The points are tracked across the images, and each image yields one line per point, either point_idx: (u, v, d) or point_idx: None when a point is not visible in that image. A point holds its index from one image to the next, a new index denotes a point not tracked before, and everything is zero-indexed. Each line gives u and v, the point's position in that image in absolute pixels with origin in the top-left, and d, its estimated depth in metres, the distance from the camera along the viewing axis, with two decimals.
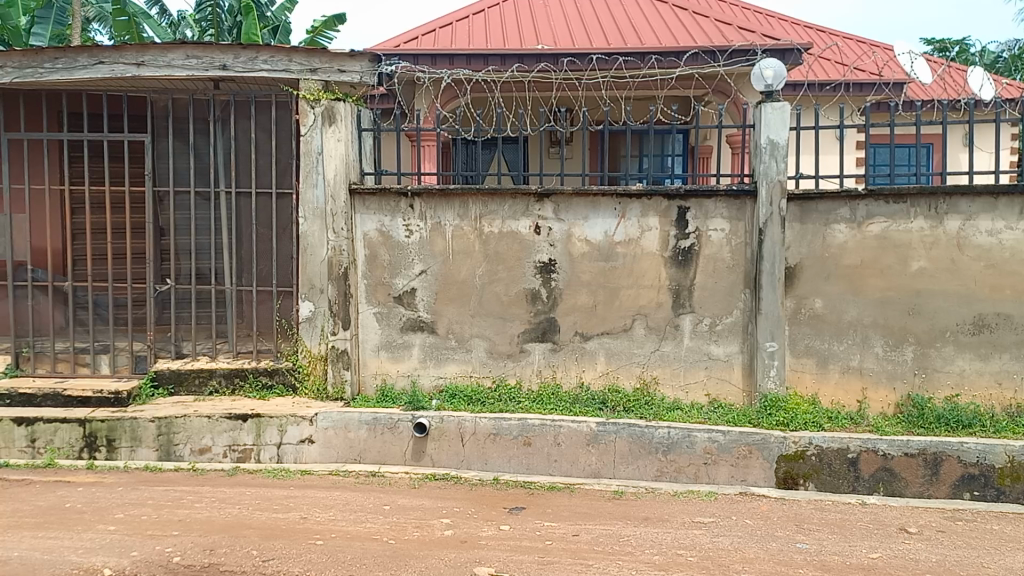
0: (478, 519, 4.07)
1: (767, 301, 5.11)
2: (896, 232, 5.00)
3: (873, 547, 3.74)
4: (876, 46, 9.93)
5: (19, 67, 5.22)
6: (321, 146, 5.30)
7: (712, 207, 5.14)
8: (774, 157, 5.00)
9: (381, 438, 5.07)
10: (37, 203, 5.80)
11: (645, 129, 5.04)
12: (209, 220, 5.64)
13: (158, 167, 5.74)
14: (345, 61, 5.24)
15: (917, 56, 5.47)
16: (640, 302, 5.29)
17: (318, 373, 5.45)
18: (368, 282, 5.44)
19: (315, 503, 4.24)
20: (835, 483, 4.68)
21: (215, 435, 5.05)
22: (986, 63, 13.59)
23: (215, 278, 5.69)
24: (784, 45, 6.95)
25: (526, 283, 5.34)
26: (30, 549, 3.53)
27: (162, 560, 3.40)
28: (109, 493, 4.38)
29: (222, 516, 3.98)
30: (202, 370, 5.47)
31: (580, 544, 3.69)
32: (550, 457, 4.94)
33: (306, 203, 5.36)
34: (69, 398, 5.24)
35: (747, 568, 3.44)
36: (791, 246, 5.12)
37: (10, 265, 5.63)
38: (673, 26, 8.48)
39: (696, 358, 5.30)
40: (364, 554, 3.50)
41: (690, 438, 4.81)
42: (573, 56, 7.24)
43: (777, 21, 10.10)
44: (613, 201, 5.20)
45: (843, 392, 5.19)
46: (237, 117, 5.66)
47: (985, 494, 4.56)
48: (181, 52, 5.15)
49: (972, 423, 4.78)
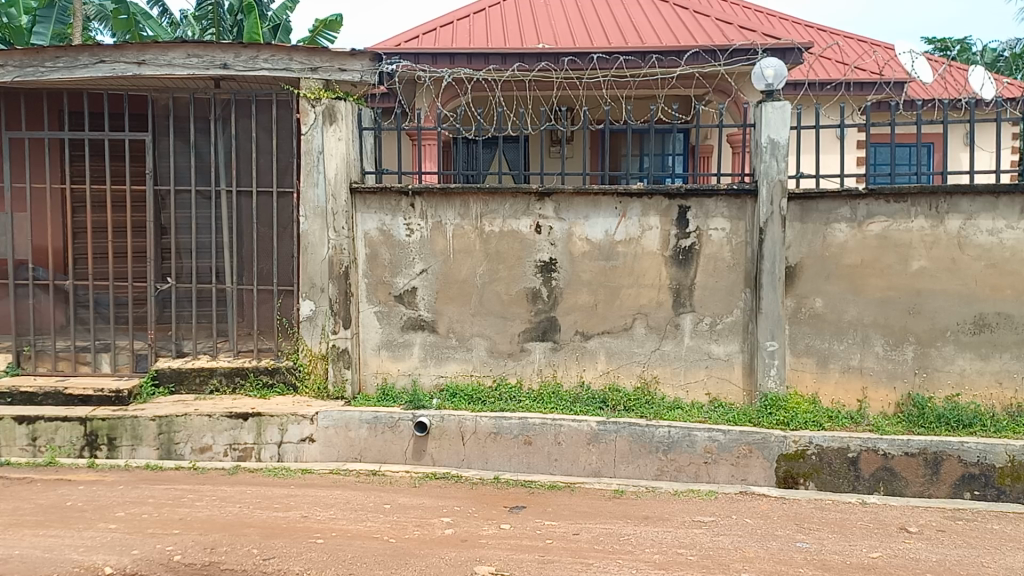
0: (478, 518, 4.07)
1: (767, 301, 5.11)
2: (897, 232, 5.00)
3: (873, 546, 3.74)
4: (877, 45, 9.93)
5: (20, 67, 5.22)
6: (322, 145, 5.31)
7: (713, 206, 5.14)
8: (775, 156, 5.00)
9: (382, 437, 5.07)
10: (38, 202, 5.82)
11: (646, 128, 5.03)
12: (211, 219, 5.66)
13: (159, 166, 5.74)
14: (346, 60, 5.24)
15: (918, 55, 5.47)
16: (641, 301, 5.29)
17: (319, 372, 5.46)
18: (369, 281, 5.45)
19: (317, 502, 4.25)
20: (836, 482, 4.68)
21: (216, 434, 5.06)
22: (987, 64, 13.59)
23: (217, 277, 5.71)
24: (786, 44, 6.95)
25: (527, 283, 5.34)
26: (31, 548, 3.54)
27: (163, 558, 3.40)
28: (110, 492, 4.39)
29: (223, 515, 3.99)
30: (202, 369, 5.47)
31: (581, 543, 3.70)
32: (551, 456, 4.94)
33: (307, 201, 5.37)
34: (71, 396, 5.26)
35: (748, 567, 3.44)
36: (792, 245, 5.12)
37: (11, 264, 5.68)
38: (674, 26, 8.48)
39: (696, 357, 5.30)
40: (365, 553, 3.50)
41: (690, 437, 4.81)
42: (575, 56, 7.24)
43: (778, 21, 10.10)
44: (613, 200, 5.20)
45: (843, 391, 5.19)
46: (238, 116, 5.66)
47: (985, 494, 4.56)
48: (182, 51, 5.15)
49: (973, 423, 4.78)
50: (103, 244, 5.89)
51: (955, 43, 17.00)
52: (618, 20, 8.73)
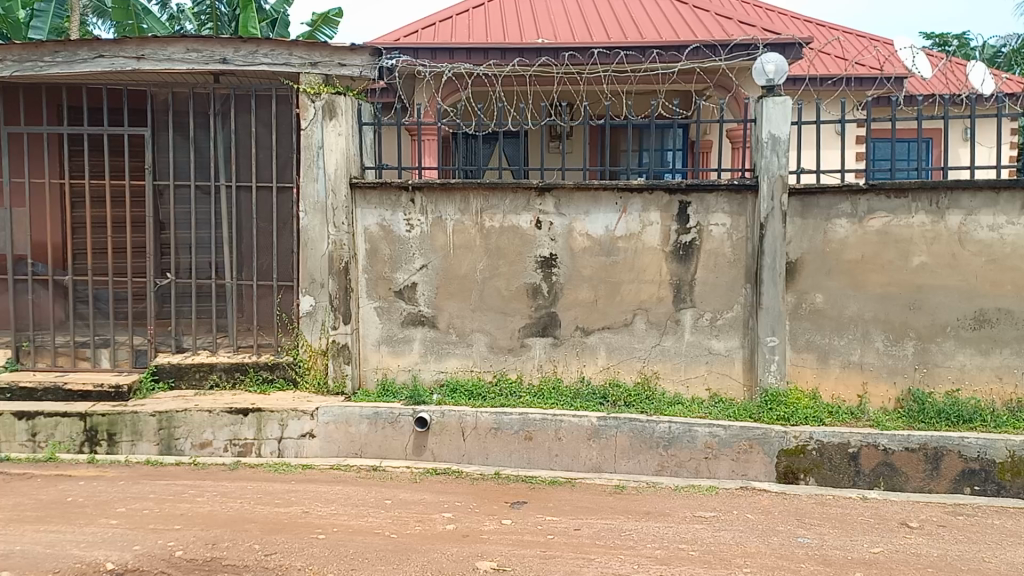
0: (480, 513, 4.07)
1: (768, 296, 5.12)
2: (897, 227, 5.00)
3: (874, 542, 3.74)
4: (876, 40, 9.94)
5: (18, 61, 5.21)
6: (322, 140, 5.28)
7: (714, 201, 5.14)
8: (776, 152, 4.99)
9: (383, 432, 5.07)
10: (37, 197, 5.81)
11: (648, 122, 5.02)
12: (210, 214, 5.65)
13: (159, 161, 5.71)
14: (347, 55, 5.21)
15: (919, 50, 5.40)
16: (641, 297, 5.29)
17: (318, 367, 5.43)
18: (369, 276, 5.44)
19: (317, 497, 4.24)
20: (836, 477, 4.69)
21: (216, 429, 5.06)
22: (987, 58, 13.51)
23: (216, 272, 5.70)
24: (786, 39, 6.94)
25: (527, 278, 5.34)
26: (33, 543, 3.53)
27: (164, 554, 3.40)
28: (111, 487, 4.39)
29: (225, 511, 3.98)
30: (202, 365, 5.46)
31: (582, 538, 3.70)
32: (551, 452, 4.94)
33: (307, 196, 5.33)
34: (71, 391, 5.26)
35: (749, 562, 3.44)
36: (792, 240, 5.11)
37: (11, 260, 5.64)
38: (674, 20, 8.46)
39: (696, 353, 5.30)
40: (367, 548, 3.50)
41: (690, 433, 4.82)
42: (575, 50, 7.22)
43: (777, 16, 10.09)
44: (614, 196, 5.20)
45: (843, 387, 5.19)
46: (237, 111, 5.64)
47: (985, 489, 4.57)
48: (181, 46, 5.13)
49: (974, 419, 4.79)
50: (103, 239, 5.88)
51: (952, 37, 16.88)
52: (616, 14, 8.72)
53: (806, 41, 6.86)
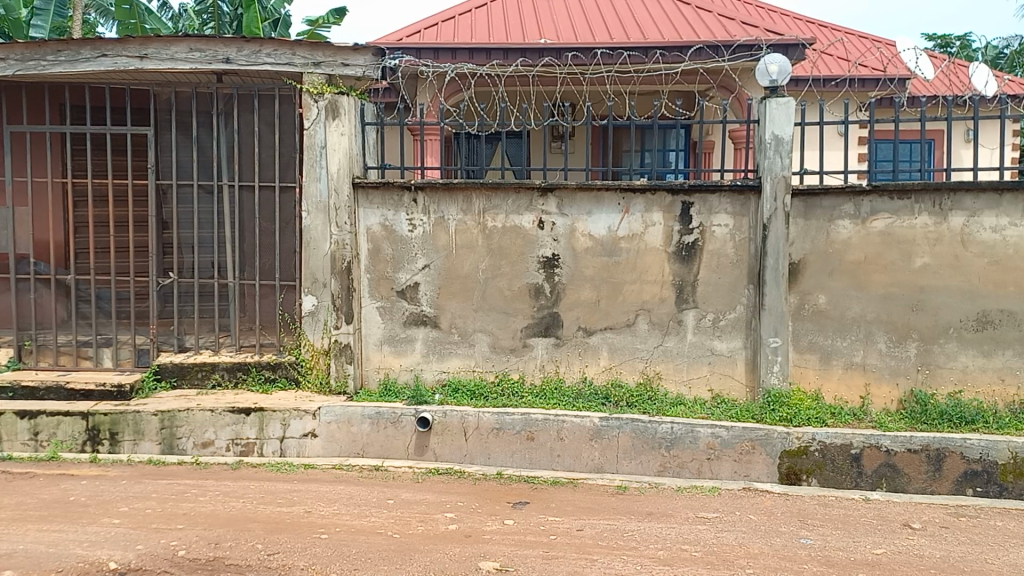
0: (482, 513, 4.07)
1: (771, 296, 5.11)
2: (900, 228, 5.00)
3: (877, 543, 3.74)
4: (879, 41, 9.93)
5: (22, 60, 5.21)
6: (324, 140, 5.28)
7: (717, 202, 5.14)
8: (779, 152, 4.98)
9: (384, 432, 5.07)
10: (39, 196, 5.82)
11: (651, 123, 5.02)
12: (213, 213, 5.66)
13: (160, 160, 5.71)
14: (350, 55, 5.21)
15: (922, 51, 5.36)
16: (643, 297, 5.29)
17: (320, 367, 5.43)
18: (371, 276, 5.44)
19: (320, 497, 4.25)
20: (838, 478, 4.68)
21: (218, 429, 5.06)
22: (990, 59, 13.46)
23: (218, 272, 5.75)
24: (789, 40, 6.93)
25: (530, 278, 5.34)
26: (35, 542, 3.53)
27: (167, 553, 3.40)
28: (113, 486, 4.39)
29: (227, 510, 3.98)
30: (204, 364, 5.46)
31: (585, 539, 3.70)
32: (553, 452, 4.94)
33: (310, 196, 5.33)
34: (73, 391, 5.26)
35: (752, 564, 3.44)
36: (795, 241, 5.11)
37: (14, 259, 5.68)
38: (677, 20, 8.46)
39: (698, 353, 5.30)
40: (370, 548, 3.50)
41: (693, 434, 4.82)
42: (579, 51, 7.24)
43: (779, 16, 10.08)
44: (617, 196, 5.20)
45: (846, 388, 5.19)
46: (239, 110, 5.64)
47: (987, 490, 4.56)
48: (183, 46, 5.13)
49: (976, 420, 4.79)
50: (105, 239, 5.89)
51: (954, 38, 16.85)
52: (619, 14, 8.71)
53: (809, 42, 6.85)
